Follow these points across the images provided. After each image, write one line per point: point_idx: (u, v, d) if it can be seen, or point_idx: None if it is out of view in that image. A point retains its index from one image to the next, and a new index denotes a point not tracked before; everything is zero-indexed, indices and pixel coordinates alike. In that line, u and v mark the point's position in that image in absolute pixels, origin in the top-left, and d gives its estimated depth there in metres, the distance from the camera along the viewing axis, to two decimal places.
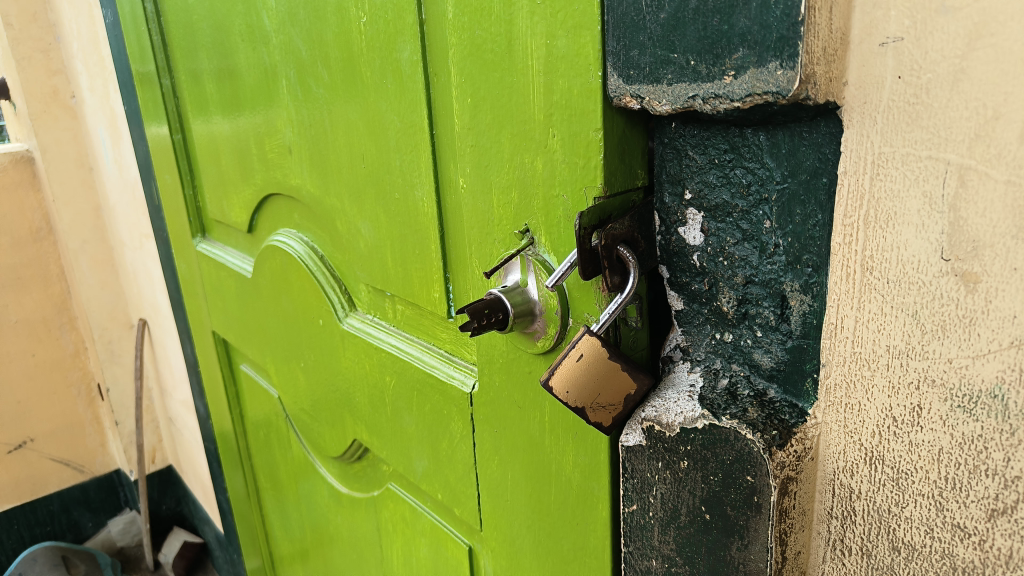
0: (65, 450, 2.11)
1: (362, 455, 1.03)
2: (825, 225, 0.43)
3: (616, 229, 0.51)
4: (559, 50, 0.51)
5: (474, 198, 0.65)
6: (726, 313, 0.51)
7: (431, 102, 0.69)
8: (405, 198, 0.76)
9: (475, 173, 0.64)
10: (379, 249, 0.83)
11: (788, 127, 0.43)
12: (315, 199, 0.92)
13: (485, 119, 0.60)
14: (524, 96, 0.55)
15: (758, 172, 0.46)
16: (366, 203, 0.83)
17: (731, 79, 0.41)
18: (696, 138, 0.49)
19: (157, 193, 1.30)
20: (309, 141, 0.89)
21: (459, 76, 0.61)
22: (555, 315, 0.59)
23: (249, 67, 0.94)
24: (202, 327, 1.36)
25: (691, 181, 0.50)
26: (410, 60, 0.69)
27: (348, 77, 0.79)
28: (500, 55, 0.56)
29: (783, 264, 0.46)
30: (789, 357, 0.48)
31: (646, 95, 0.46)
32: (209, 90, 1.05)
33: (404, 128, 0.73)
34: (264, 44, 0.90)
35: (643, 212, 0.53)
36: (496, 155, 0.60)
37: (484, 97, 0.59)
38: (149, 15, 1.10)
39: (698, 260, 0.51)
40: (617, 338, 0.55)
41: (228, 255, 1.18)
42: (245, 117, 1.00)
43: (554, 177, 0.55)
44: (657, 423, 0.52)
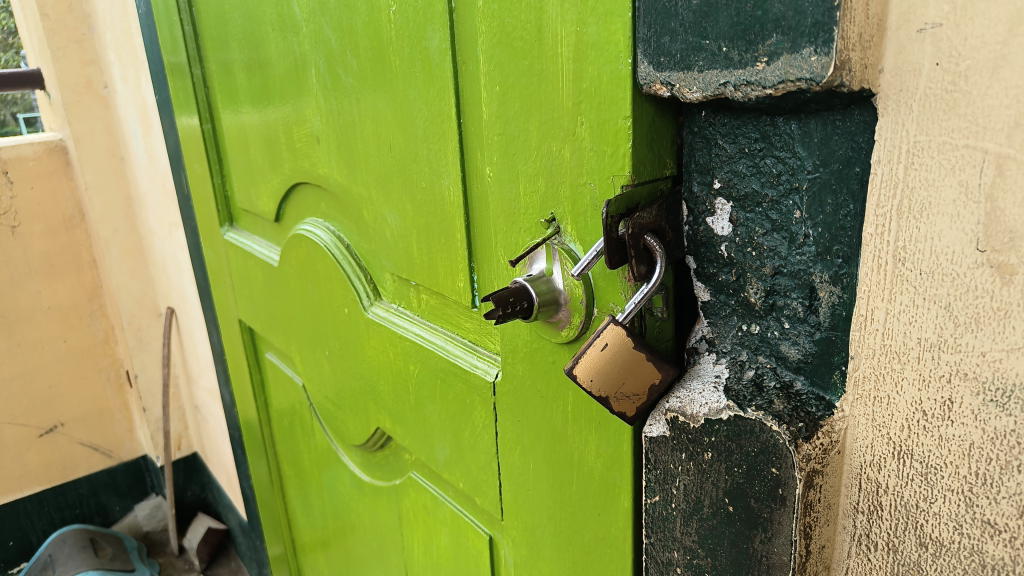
0: (93, 435, 2.15)
1: (385, 444, 1.04)
2: (856, 214, 0.43)
3: (643, 219, 0.51)
4: (589, 37, 0.51)
5: (501, 187, 0.65)
6: (753, 304, 0.50)
7: (459, 91, 0.69)
8: (431, 187, 0.76)
9: (503, 161, 0.64)
10: (405, 239, 0.83)
11: (820, 116, 0.43)
12: (342, 189, 0.93)
13: (513, 107, 0.60)
14: (553, 84, 0.55)
15: (789, 161, 0.45)
16: (393, 192, 0.83)
17: (763, 66, 0.41)
18: (726, 127, 0.48)
19: (186, 182, 1.32)
20: (337, 130, 0.90)
21: (488, 64, 0.61)
22: (580, 304, 0.59)
23: (279, 57, 0.95)
24: (228, 316, 1.38)
25: (720, 170, 0.50)
26: (439, 49, 0.69)
27: (377, 66, 0.79)
28: (530, 43, 0.56)
29: (812, 255, 0.46)
30: (817, 350, 0.47)
31: (677, 82, 0.46)
32: (239, 81, 1.06)
33: (432, 117, 0.73)
34: (294, 34, 0.91)
35: (671, 202, 0.53)
36: (524, 144, 0.60)
37: (512, 85, 0.59)
38: (181, 6, 1.11)
39: (726, 250, 0.51)
40: (642, 328, 0.55)
41: (255, 244, 1.19)
42: (275, 107, 1.01)
43: (581, 165, 0.55)
44: (681, 414, 0.52)
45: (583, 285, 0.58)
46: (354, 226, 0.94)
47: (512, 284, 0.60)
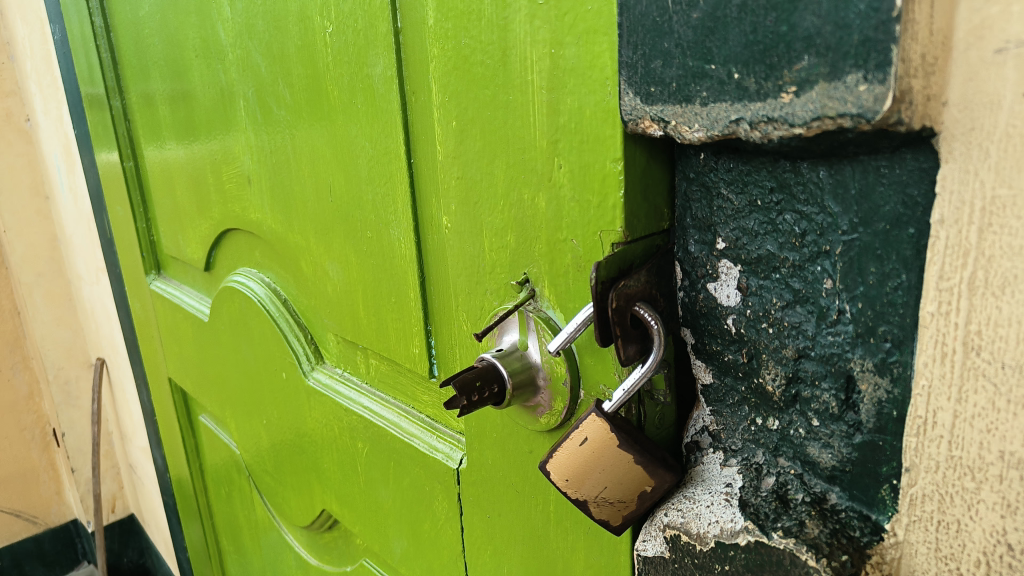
0: (16, 501, 1.96)
1: (333, 525, 0.91)
2: (910, 288, 0.33)
3: (629, 287, 0.41)
4: (567, 61, 0.41)
5: (461, 240, 0.54)
6: (770, 393, 0.40)
7: (409, 125, 0.58)
8: (379, 237, 0.65)
9: (462, 211, 0.53)
10: (350, 295, 0.72)
11: (859, 161, 0.33)
12: (277, 236, 0.81)
13: (474, 146, 0.49)
14: (522, 119, 0.45)
15: (816, 218, 0.35)
16: (335, 241, 0.71)
17: (790, 98, 0.31)
18: (731, 173, 0.38)
19: (108, 225, 1.19)
20: (268, 170, 0.78)
21: (441, 94, 0.51)
22: (564, 386, 0.48)
23: (204, 87, 0.84)
24: (158, 373, 1.24)
25: (724, 227, 0.40)
26: (384, 75, 0.58)
27: (312, 96, 0.68)
28: (492, 68, 0.46)
29: (849, 336, 0.36)
30: (858, 456, 0.37)
31: (673, 118, 0.36)
32: (161, 113, 0.94)
33: (377, 155, 0.62)
34: (219, 61, 0.79)
35: (663, 264, 0.43)
36: (489, 190, 0.49)
37: (472, 119, 0.49)
38: (97, 30, 1.00)
39: (734, 325, 0.41)
40: (641, 416, 0.44)
41: (183, 295, 1.06)
42: (200, 143, 0.89)
43: (560, 218, 0.45)
44: (684, 532, 0.41)
45: (565, 361, 0.47)
46: (291, 279, 0.82)
47: (478, 363, 0.49)
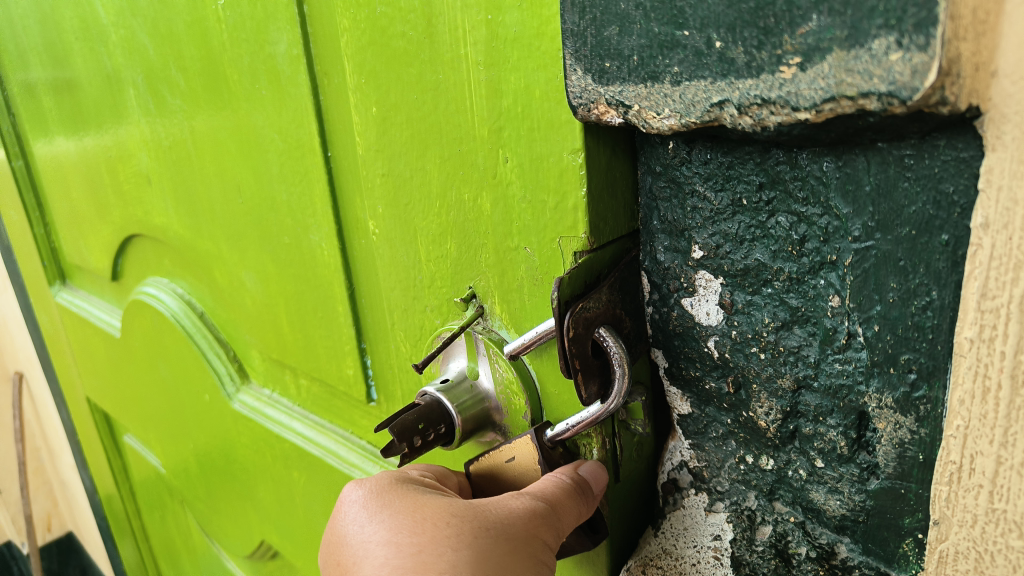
0: None
1: (275, 555, 0.82)
2: (941, 309, 0.26)
3: (590, 310, 0.33)
4: (508, 29, 0.32)
5: (393, 248, 0.45)
6: (763, 429, 0.33)
7: (323, 113, 0.48)
8: (297, 244, 0.55)
9: (391, 214, 0.44)
10: (271, 309, 0.62)
11: (877, 150, 0.26)
12: (186, 243, 0.71)
13: (400, 137, 0.40)
14: (456, 103, 0.36)
15: (819, 221, 0.29)
16: (248, 249, 0.61)
17: (793, 72, 0.24)
18: (708, 166, 0.31)
19: (4, 232, 1.06)
20: (169, 167, 0.67)
21: (357, 75, 0.41)
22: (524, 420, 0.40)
23: (88, 74, 0.73)
24: (76, 391, 1.13)
25: (700, 231, 0.33)
26: (288, 55, 0.48)
27: (209, 80, 0.57)
28: (416, 42, 0.37)
29: (863, 365, 0.29)
30: (873, 506, 0.31)
31: (636, 101, 0.28)
32: (46, 106, 0.83)
33: (288, 149, 0.52)
34: (102, 43, 0.68)
35: (627, 277, 0.35)
36: (421, 189, 0.41)
37: (395, 104, 0.40)
38: None
39: (717, 349, 0.34)
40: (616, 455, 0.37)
41: (92, 308, 0.95)
42: (91, 138, 0.78)
43: (508, 224, 0.37)
44: None
45: (523, 390, 0.39)
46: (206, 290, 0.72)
47: (420, 398, 0.41)
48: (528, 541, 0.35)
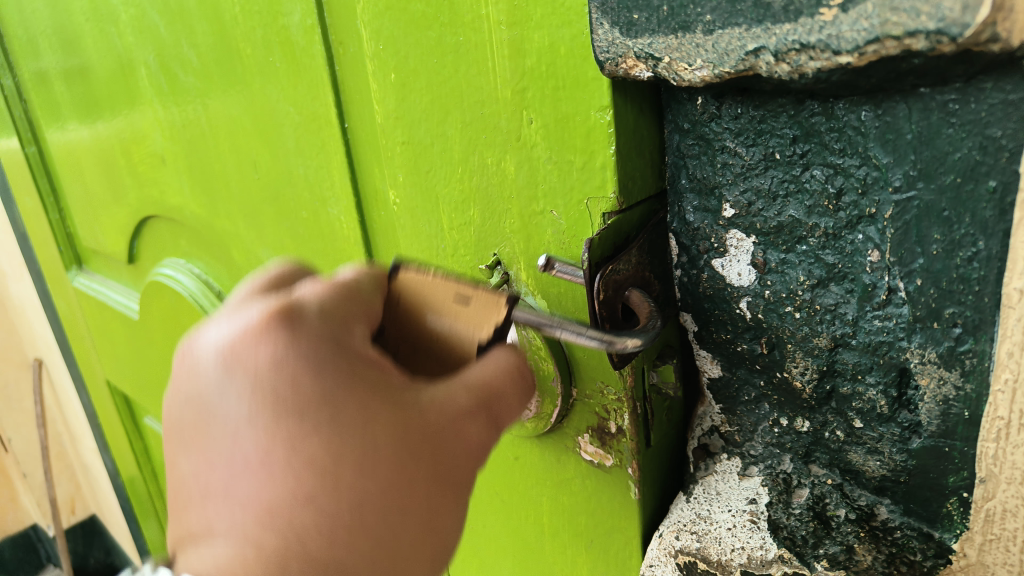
0: None
1: None
2: (988, 259, 0.25)
3: (618, 272, 0.33)
4: None
5: (414, 218, 0.44)
6: (798, 391, 0.33)
7: (339, 84, 0.47)
8: (315, 219, 0.55)
9: (412, 182, 0.43)
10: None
11: (920, 96, 0.25)
12: (202, 223, 0.71)
13: (419, 103, 0.40)
14: (477, 65, 0.35)
15: (856, 173, 0.28)
16: (265, 226, 0.61)
17: (834, 14, 0.23)
18: (739, 120, 0.30)
19: (20, 219, 1.07)
20: (183, 145, 0.67)
21: (374, 42, 0.40)
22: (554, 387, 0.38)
23: (98, 55, 0.72)
24: (96, 376, 1.14)
25: (731, 189, 0.32)
26: (301, 25, 0.47)
27: (221, 56, 0.56)
28: (435, 3, 0.36)
29: (904, 321, 0.28)
30: (914, 465, 0.30)
31: (666, 53, 0.27)
32: (58, 89, 0.82)
33: (304, 122, 0.51)
34: (112, 23, 0.68)
35: (655, 239, 0.35)
36: (442, 156, 0.40)
37: (414, 70, 0.39)
38: None
39: (749, 310, 0.33)
40: (650, 415, 0.36)
41: (110, 291, 0.96)
42: (103, 120, 0.77)
43: (534, 186, 0.36)
44: (701, 559, 0.34)
45: (552, 355, 0.37)
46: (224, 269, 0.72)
47: None
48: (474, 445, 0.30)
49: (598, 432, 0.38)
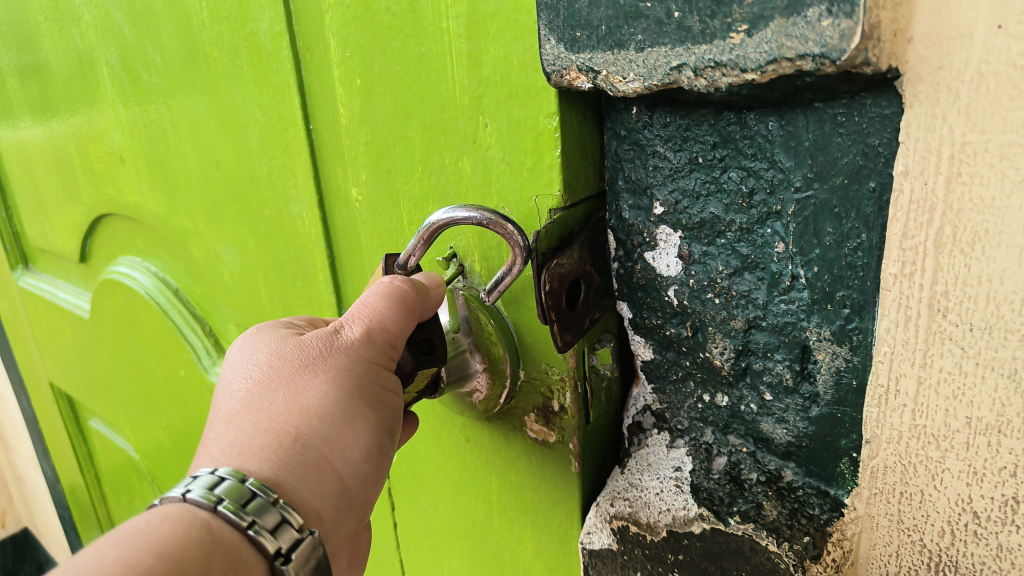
0: None
1: None
2: (870, 248, 0.30)
3: (563, 266, 0.36)
4: (486, 2, 0.35)
5: (375, 214, 0.47)
6: (718, 368, 0.37)
7: (304, 88, 0.50)
8: (278, 215, 0.57)
9: (374, 180, 0.46)
10: (249, 282, 0.64)
11: (815, 108, 0.29)
12: (160, 220, 0.72)
13: (384, 106, 0.43)
14: (438, 72, 0.39)
15: (765, 174, 0.32)
16: (226, 223, 0.63)
17: (741, 38, 0.27)
18: (668, 128, 0.34)
19: None
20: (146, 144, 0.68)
21: (342, 49, 0.43)
22: (503, 368, 0.42)
23: (57, 54, 0.73)
24: (38, 377, 1.13)
25: (661, 189, 0.36)
26: (270, 32, 0.50)
27: (187, 58, 0.58)
28: (398, 16, 0.39)
29: (805, 304, 0.33)
30: (815, 430, 0.34)
31: (604, 67, 0.32)
32: (14, 89, 0.83)
33: (269, 124, 0.54)
34: (73, 22, 0.69)
35: (595, 236, 0.39)
36: (404, 156, 0.43)
37: (379, 76, 0.42)
38: None
39: (676, 296, 0.37)
40: (589, 394, 0.40)
41: (58, 291, 0.95)
42: (60, 121, 0.78)
43: (486, 188, 0.40)
44: (633, 522, 0.38)
45: (500, 338, 0.41)
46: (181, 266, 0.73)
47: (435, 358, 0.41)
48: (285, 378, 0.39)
49: (544, 412, 0.41)
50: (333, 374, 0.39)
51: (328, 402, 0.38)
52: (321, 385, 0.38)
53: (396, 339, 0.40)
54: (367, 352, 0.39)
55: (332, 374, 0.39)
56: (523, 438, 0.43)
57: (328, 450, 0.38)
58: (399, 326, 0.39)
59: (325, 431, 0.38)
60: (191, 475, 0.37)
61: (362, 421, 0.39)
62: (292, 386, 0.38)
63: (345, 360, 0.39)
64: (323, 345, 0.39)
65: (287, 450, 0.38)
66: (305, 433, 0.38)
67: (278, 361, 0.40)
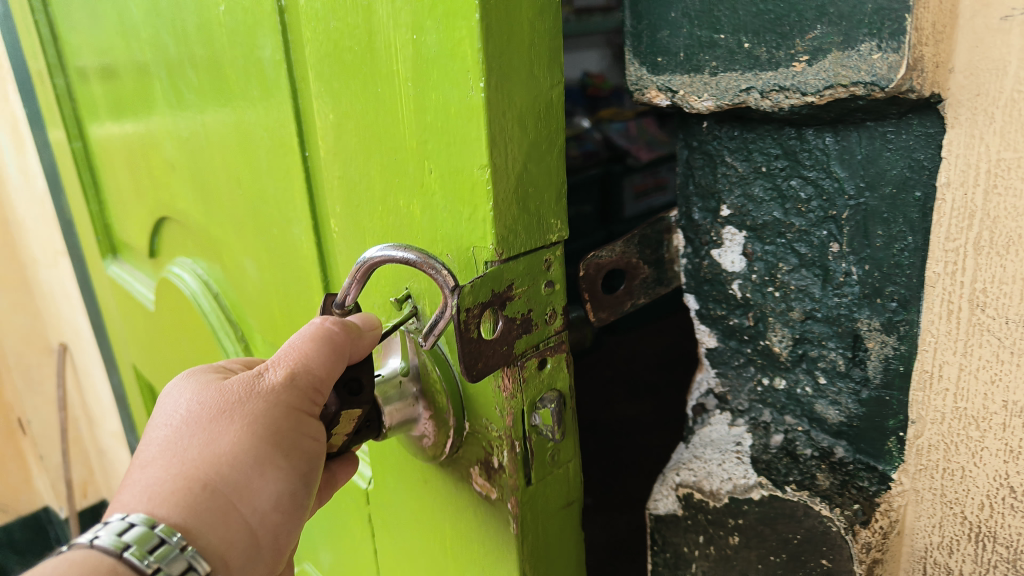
0: None
1: None
2: (916, 249, 0.34)
3: (600, 257, 0.42)
4: (429, 47, 0.38)
5: (349, 244, 0.53)
6: (777, 354, 0.41)
7: (301, 115, 0.55)
8: (284, 235, 0.63)
9: (346, 213, 0.51)
10: (266, 292, 0.71)
11: (866, 126, 0.34)
12: (201, 227, 0.79)
13: (352, 141, 0.48)
14: (394, 114, 0.43)
15: (822, 183, 0.36)
16: (248, 236, 0.69)
17: (802, 67, 0.32)
18: (736, 140, 0.39)
19: (66, 206, 1.17)
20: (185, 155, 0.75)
21: (320, 83, 0.48)
22: (448, 419, 0.46)
23: (126, 68, 0.81)
24: (122, 358, 1.23)
25: (728, 194, 0.40)
26: (273, 60, 0.55)
27: (214, 81, 0.65)
28: (360, 55, 0.44)
29: (855, 296, 0.37)
30: (864, 411, 0.38)
31: (680, 87, 0.36)
32: (97, 93, 0.91)
33: (275, 146, 0.59)
34: (135, 40, 0.76)
35: (651, 234, 0.44)
36: (367, 192, 0.48)
37: (348, 112, 0.47)
38: (35, 6, 0.99)
39: (740, 290, 0.42)
40: (527, 452, 0.44)
41: (136, 282, 1.03)
42: (130, 125, 0.86)
43: (435, 229, 0.43)
44: (697, 490, 0.43)
45: (445, 386, 0.45)
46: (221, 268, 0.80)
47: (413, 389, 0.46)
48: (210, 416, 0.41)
49: (485, 465, 0.45)
50: (251, 420, 0.41)
51: (244, 447, 0.41)
52: (234, 432, 0.41)
53: (319, 384, 0.43)
54: (288, 397, 0.42)
55: (249, 420, 0.41)
56: (470, 489, 0.48)
57: (238, 498, 0.40)
58: (321, 373, 0.42)
59: (235, 478, 0.40)
60: (102, 521, 0.39)
61: (275, 469, 0.41)
62: (208, 432, 0.41)
63: (265, 404, 0.42)
64: (243, 389, 0.42)
65: (198, 495, 0.39)
66: (215, 480, 0.40)
67: (195, 406, 0.42)
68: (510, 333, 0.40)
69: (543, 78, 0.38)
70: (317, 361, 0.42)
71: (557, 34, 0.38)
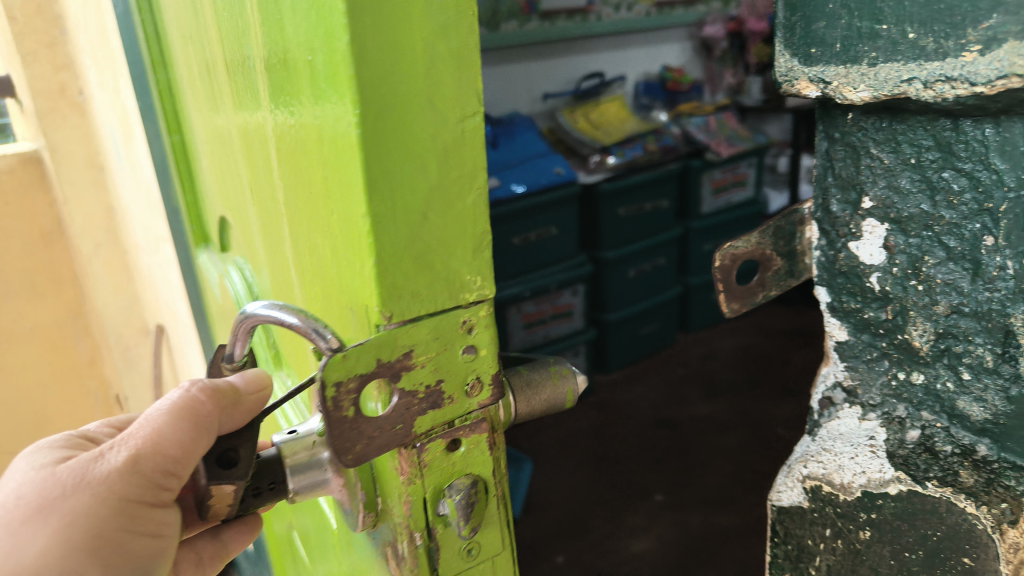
0: None
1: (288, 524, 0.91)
2: None
3: (735, 248, 0.43)
4: (319, 68, 0.35)
5: (305, 272, 0.49)
6: (917, 349, 0.41)
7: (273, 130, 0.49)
8: (279, 254, 0.57)
9: (298, 238, 0.49)
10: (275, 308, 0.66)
11: None
12: (238, 230, 0.78)
13: (292, 166, 0.45)
14: (311, 143, 0.40)
15: (978, 176, 0.36)
16: (263, 249, 0.65)
17: (972, 57, 0.31)
18: (883, 132, 0.39)
19: (172, 194, 1.22)
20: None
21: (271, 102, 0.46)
22: (362, 497, 0.45)
23: (184, 69, 0.84)
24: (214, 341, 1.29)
25: (872, 186, 0.40)
26: (253, 64, 0.49)
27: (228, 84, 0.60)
28: (287, 74, 0.41)
29: (1010, 292, 0.36)
30: (1013, 409, 0.37)
31: (834, 79, 0.36)
32: (184, 90, 0.96)
33: (264, 158, 0.53)
34: (183, 46, 0.80)
35: (784, 224, 0.44)
36: (306, 223, 0.46)
37: (285, 137, 0.45)
38: (143, 5, 1.04)
39: (879, 283, 0.41)
40: (431, 540, 0.42)
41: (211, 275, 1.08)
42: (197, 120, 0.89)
43: (343, 275, 0.41)
44: (827, 482, 0.43)
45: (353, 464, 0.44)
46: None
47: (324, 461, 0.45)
48: (54, 500, 0.43)
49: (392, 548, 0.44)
50: (69, 519, 0.43)
51: (55, 551, 0.42)
52: (48, 537, 0.42)
53: (171, 465, 0.44)
54: (122, 486, 0.43)
55: (68, 520, 0.43)
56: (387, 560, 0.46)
57: None
58: (173, 454, 0.44)
59: None
60: None
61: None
62: (26, 531, 0.43)
63: (92, 500, 0.43)
64: (81, 476, 0.43)
65: None
66: None
67: (32, 492, 0.44)
68: (404, 411, 0.39)
69: (446, 112, 0.35)
70: (169, 441, 0.44)
71: (459, 61, 0.34)
